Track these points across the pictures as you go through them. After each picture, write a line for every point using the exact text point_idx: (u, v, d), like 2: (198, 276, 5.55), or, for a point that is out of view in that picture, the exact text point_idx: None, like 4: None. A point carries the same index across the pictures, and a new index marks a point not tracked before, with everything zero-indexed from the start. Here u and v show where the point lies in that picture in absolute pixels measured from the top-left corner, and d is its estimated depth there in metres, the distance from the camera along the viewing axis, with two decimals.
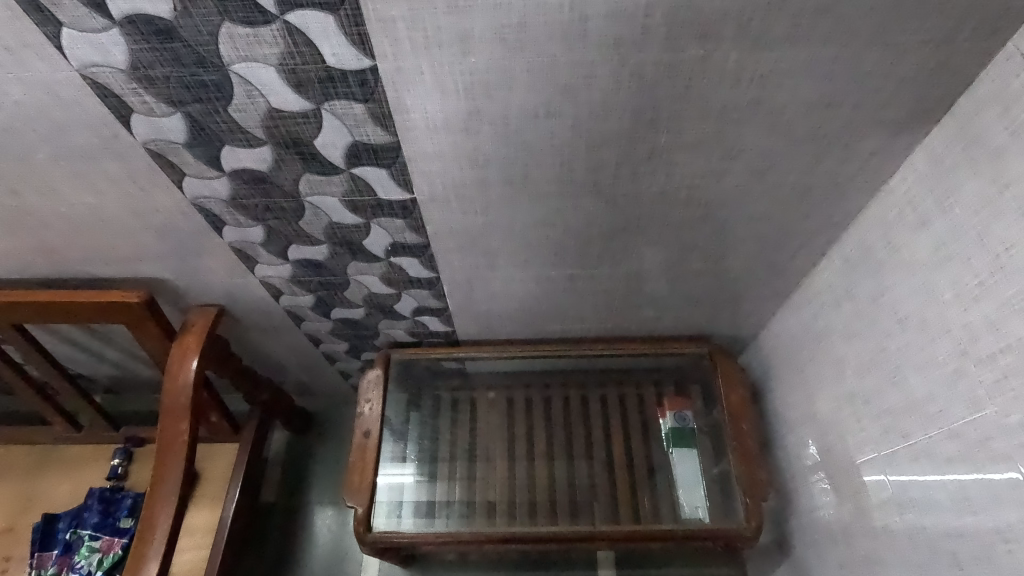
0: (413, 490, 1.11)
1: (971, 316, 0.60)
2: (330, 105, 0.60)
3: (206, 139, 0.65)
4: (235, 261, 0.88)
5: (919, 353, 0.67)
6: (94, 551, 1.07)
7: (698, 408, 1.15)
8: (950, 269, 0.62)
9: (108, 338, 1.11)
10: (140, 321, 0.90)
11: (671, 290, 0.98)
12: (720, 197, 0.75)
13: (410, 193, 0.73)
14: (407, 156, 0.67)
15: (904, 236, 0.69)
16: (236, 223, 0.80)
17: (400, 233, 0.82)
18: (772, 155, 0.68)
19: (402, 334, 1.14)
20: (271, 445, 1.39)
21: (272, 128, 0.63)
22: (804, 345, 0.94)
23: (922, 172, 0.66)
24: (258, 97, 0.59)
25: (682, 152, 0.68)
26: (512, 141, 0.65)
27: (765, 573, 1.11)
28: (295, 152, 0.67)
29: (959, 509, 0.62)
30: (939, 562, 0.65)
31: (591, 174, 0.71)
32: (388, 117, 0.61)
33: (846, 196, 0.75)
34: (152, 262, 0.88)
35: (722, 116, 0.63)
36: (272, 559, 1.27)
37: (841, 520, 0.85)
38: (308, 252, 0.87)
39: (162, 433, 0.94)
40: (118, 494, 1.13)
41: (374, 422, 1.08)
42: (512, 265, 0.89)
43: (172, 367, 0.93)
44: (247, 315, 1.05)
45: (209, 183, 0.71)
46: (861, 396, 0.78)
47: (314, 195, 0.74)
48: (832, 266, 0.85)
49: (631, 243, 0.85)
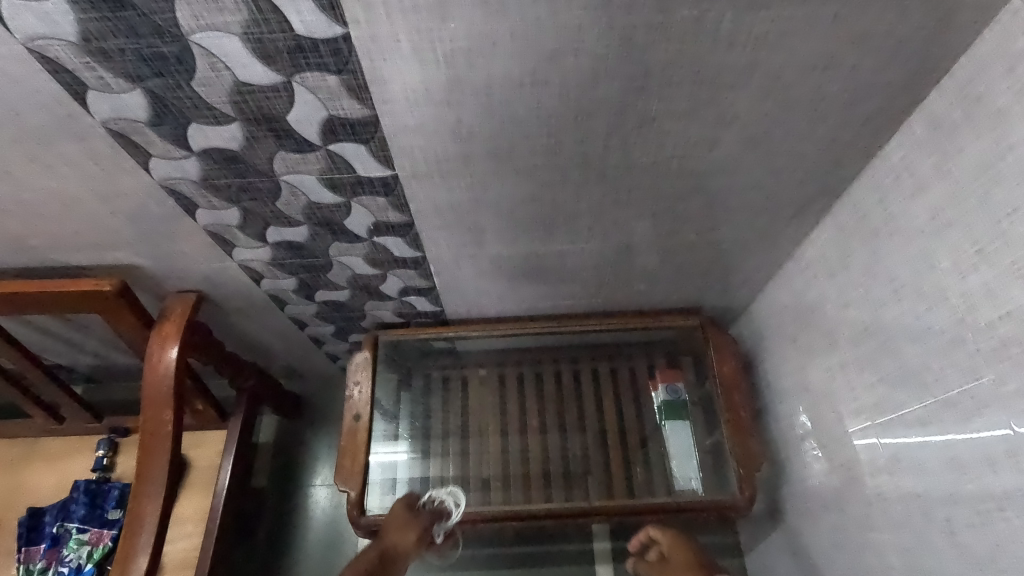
0: (407, 468, 1.11)
1: (969, 284, 0.59)
2: (301, 78, 0.56)
3: (170, 116, 0.61)
4: (210, 245, 0.84)
5: (914, 323, 0.66)
6: (83, 543, 1.06)
7: (689, 380, 1.15)
8: (949, 236, 0.61)
9: (86, 328, 1.08)
10: (115, 310, 0.87)
11: (662, 263, 0.97)
12: (713, 166, 0.73)
13: (391, 169, 0.70)
14: (386, 130, 0.64)
15: (901, 203, 0.67)
16: (209, 205, 0.76)
17: (383, 212, 0.79)
18: (767, 122, 0.66)
19: (389, 315, 1.12)
20: (261, 430, 1.37)
21: (241, 103, 0.59)
22: (797, 315, 0.93)
23: (920, 137, 0.64)
24: (223, 70, 0.55)
25: (674, 121, 0.65)
26: (497, 112, 0.62)
27: (756, 540, 1.13)
28: (267, 129, 0.63)
29: (954, 478, 0.62)
30: (933, 529, 0.66)
31: (580, 146, 0.68)
32: (364, 90, 0.58)
33: (840, 163, 0.73)
34: (124, 248, 0.84)
35: (715, 81, 0.60)
36: (267, 543, 1.26)
37: (833, 489, 0.85)
38: (287, 234, 0.84)
39: (145, 424, 0.92)
40: (104, 486, 1.10)
41: (365, 404, 1.06)
42: (500, 242, 0.87)
43: (152, 355, 0.90)
44: (228, 299, 1.02)
45: (177, 164, 0.68)
46: (855, 366, 0.78)
47: (290, 173, 0.71)
48: (825, 235, 0.83)
49: (621, 216, 0.83)
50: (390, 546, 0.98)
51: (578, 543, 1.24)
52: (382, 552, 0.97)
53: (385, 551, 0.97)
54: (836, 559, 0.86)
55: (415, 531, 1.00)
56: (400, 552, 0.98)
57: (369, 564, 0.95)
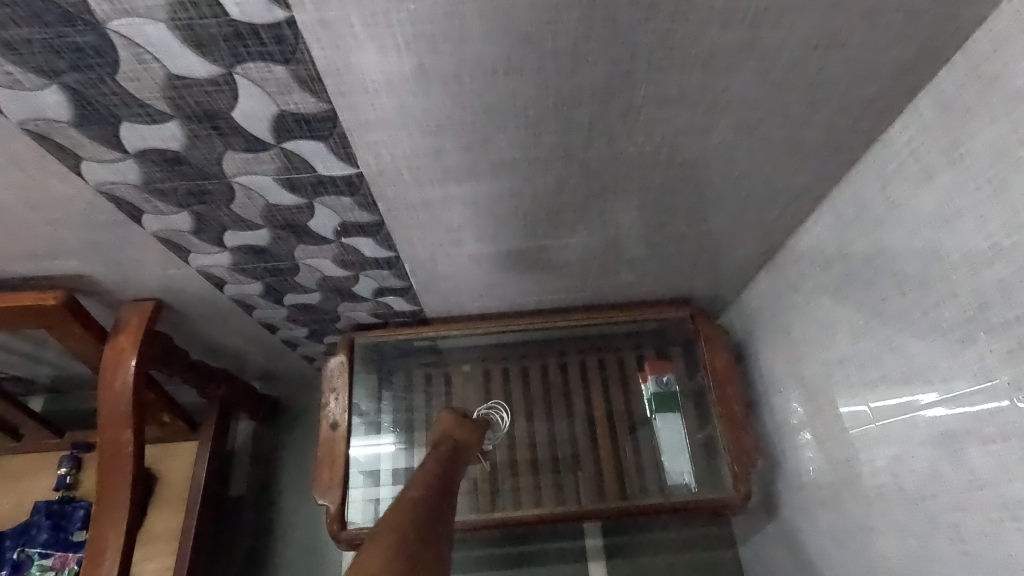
0: (391, 458, 1.08)
1: (982, 281, 0.55)
2: (243, 69, 0.50)
3: (97, 114, 0.54)
4: (163, 252, 0.78)
5: (920, 319, 0.63)
6: (47, 569, 1.00)
7: (679, 371, 1.11)
8: (959, 228, 0.57)
9: (38, 341, 1.00)
10: (63, 324, 0.79)
11: (651, 255, 0.92)
12: (704, 155, 0.68)
13: (355, 167, 0.64)
14: (345, 125, 0.57)
15: (905, 191, 0.63)
16: (156, 210, 0.69)
17: (349, 211, 0.72)
18: (763, 107, 0.61)
19: (365, 316, 1.06)
20: (236, 436, 1.31)
21: (176, 99, 0.52)
22: (791, 305, 0.89)
23: (928, 120, 0.59)
24: (152, 62, 0.48)
25: (662, 108, 0.60)
26: (469, 103, 0.56)
27: (750, 532, 1.11)
28: (210, 126, 0.56)
29: (964, 484, 0.59)
30: (939, 535, 0.63)
31: (561, 137, 0.62)
32: (317, 81, 0.51)
33: (839, 148, 0.68)
34: (67, 258, 0.76)
35: (709, 64, 0.55)
36: (246, 554, 1.22)
37: (830, 487, 0.82)
38: (247, 237, 0.77)
39: (103, 444, 0.86)
40: (68, 507, 1.05)
41: (342, 412, 1.01)
42: (479, 239, 0.81)
43: (108, 371, 0.84)
44: (190, 306, 0.95)
45: (113, 167, 0.61)
46: (855, 361, 0.74)
47: (243, 174, 0.64)
48: (821, 223, 0.79)
49: (608, 208, 0.77)
50: (462, 439, 0.80)
51: (570, 541, 1.21)
52: (457, 444, 0.78)
53: (459, 444, 0.79)
54: (835, 557, 0.84)
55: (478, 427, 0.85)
56: (470, 449, 0.80)
57: (447, 452, 0.75)
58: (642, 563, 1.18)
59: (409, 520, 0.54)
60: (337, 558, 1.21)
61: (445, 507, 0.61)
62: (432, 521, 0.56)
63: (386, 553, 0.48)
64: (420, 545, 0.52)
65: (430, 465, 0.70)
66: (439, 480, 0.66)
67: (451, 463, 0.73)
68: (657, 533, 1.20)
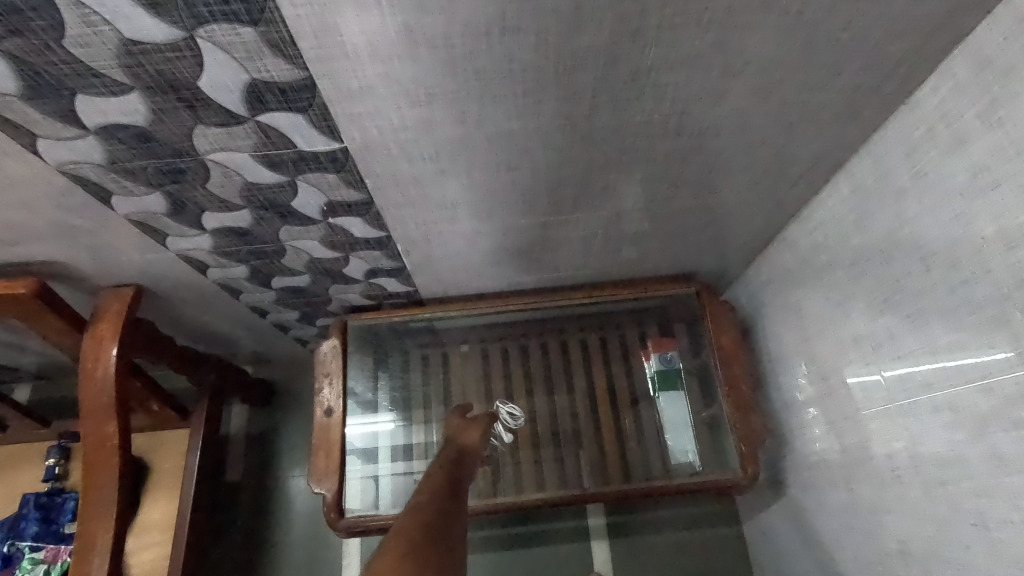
0: (390, 435, 1.07)
1: (1018, 257, 0.51)
2: (206, 32, 0.44)
3: (48, 87, 0.48)
4: (138, 236, 0.73)
5: (946, 297, 0.59)
6: (39, 562, 0.98)
7: (683, 349, 1.08)
8: (994, 199, 0.53)
9: (17, 331, 0.96)
10: (37, 314, 0.75)
11: (656, 229, 0.88)
12: (716, 122, 0.63)
13: (339, 142, 0.59)
14: (325, 95, 0.52)
15: (933, 159, 0.59)
16: (126, 191, 0.64)
17: (335, 190, 0.68)
18: (782, 68, 0.56)
19: (357, 298, 1.02)
20: (231, 421, 1.29)
21: (135, 68, 0.47)
22: (802, 282, 0.86)
23: (963, 81, 0.54)
24: (102, 25, 0.43)
25: (673, 71, 0.55)
26: (461, 69, 0.51)
27: (755, 510, 1.09)
28: (175, 98, 0.51)
29: (989, 469, 0.56)
30: (960, 520, 0.61)
31: (562, 105, 0.57)
32: (291, 45, 0.46)
33: (860, 114, 0.64)
34: (36, 245, 0.71)
35: (726, 21, 0.49)
36: (246, 539, 1.20)
37: (842, 467, 0.80)
38: (227, 219, 0.72)
39: (85, 437, 0.82)
40: (58, 498, 1.04)
41: (336, 398, 0.98)
42: (475, 217, 0.77)
43: (88, 361, 0.80)
44: (173, 292, 0.91)
45: (74, 145, 0.55)
46: (871, 340, 0.71)
47: (217, 152, 0.59)
48: (837, 194, 0.74)
49: (611, 181, 0.73)
50: (467, 445, 0.76)
51: (573, 520, 1.20)
52: (461, 450, 0.74)
53: (462, 447, 0.75)
54: (845, 538, 0.82)
55: (482, 425, 0.81)
56: (475, 450, 0.76)
57: (451, 455, 0.72)
58: (645, 540, 1.18)
59: (418, 523, 0.52)
60: (338, 542, 1.20)
61: (456, 504, 0.59)
62: (444, 520, 0.54)
63: (399, 558, 0.46)
64: (432, 545, 0.49)
65: (436, 469, 0.67)
66: (449, 482, 0.64)
67: (457, 468, 0.69)
68: (660, 511, 1.19)
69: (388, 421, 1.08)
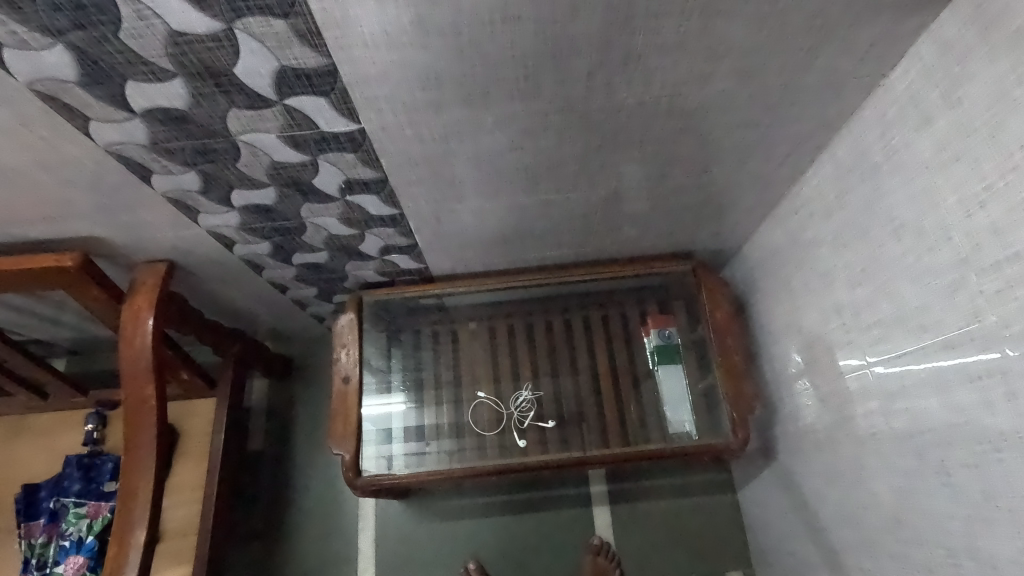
0: (402, 417, 1.11)
1: (975, 223, 0.56)
2: (244, 24, 0.50)
3: (104, 74, 0.55)
4: (173, 213, 0.79)
5: (914, 264, 0.64)
6: (82, 517, 1.06)
7: (681, 324, 1.13)
8: (954, 172, 0.57)
9: (58, 305, 1.03)
10: (82, 286, 0.82)
11: (652, 208, 0.93)
12: (704, 104, 0.68)
13: (357, 124, 0.65)
14: (345, 79, 0.58)
15: (904, 136, 0.63)
16: (165, 170, 0.70)
17: (353, 168, 0.74)
18: (763, 52, 0.61)
19: (371, 275, 1.08)
20: (252, 394, 1.36)
21: (179, 56, 0.53)
22: (791, 257, 0.91)
23: (929, 65, 0.59)
24: (153, 18, 0.49)
25: (662, 55, 0.60)
26: (468, 55, 0.56)
27: (749, 477, 1.15)
28: (213, 84, 0.57)
29: (950, 419, 0.62)
30: (926, 469, 0.66)
31: (561, 88, 0.63)
32: (316, 35, 0.52)
33: (840, 96, 0.68)
34: (81, 221, 0.78)
35: (707, 9, 0.54)
36: (268, 502, 1.28)
37: (825, 430, 0.85)
38: (253, 197, 0.79)
39: (126, 399, 0.89)
40: (96, 460, 1.12)
41: (353, 367, 1.05)
42: (482, 195, 0.82)
43: (127, 330, 0.87)
44: (201, 267, 0.98)
45: (122, 128, 0.62)
46: (850, 308, 0.76)
47: (248, 133, 0.65)
48: (821, 172, 0.79)
49: (609, 161, 0.78)
50: None
51: (576, 488, 1.26)
52: None
53: None
54: (828, 495, 0.87)
55: None
56: None
57: None
58: (644, 507, 1.24)
59: None
60: (353, 507, 1.28)
61: None
62: None
63: None
64: None
65: None
66: None
67: None
68: (659, 479, 1.25)
69: (401, 404, 1.12)
